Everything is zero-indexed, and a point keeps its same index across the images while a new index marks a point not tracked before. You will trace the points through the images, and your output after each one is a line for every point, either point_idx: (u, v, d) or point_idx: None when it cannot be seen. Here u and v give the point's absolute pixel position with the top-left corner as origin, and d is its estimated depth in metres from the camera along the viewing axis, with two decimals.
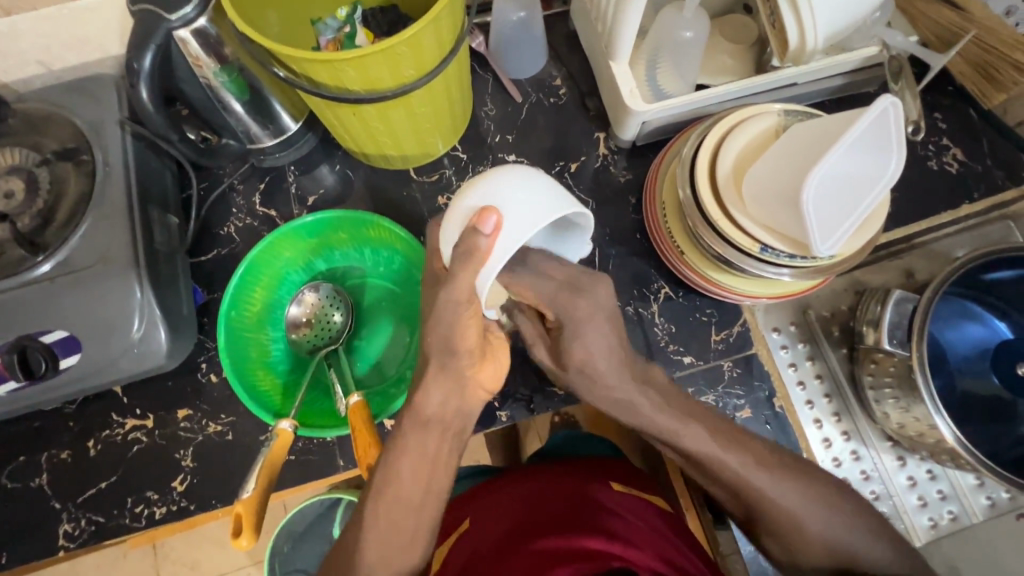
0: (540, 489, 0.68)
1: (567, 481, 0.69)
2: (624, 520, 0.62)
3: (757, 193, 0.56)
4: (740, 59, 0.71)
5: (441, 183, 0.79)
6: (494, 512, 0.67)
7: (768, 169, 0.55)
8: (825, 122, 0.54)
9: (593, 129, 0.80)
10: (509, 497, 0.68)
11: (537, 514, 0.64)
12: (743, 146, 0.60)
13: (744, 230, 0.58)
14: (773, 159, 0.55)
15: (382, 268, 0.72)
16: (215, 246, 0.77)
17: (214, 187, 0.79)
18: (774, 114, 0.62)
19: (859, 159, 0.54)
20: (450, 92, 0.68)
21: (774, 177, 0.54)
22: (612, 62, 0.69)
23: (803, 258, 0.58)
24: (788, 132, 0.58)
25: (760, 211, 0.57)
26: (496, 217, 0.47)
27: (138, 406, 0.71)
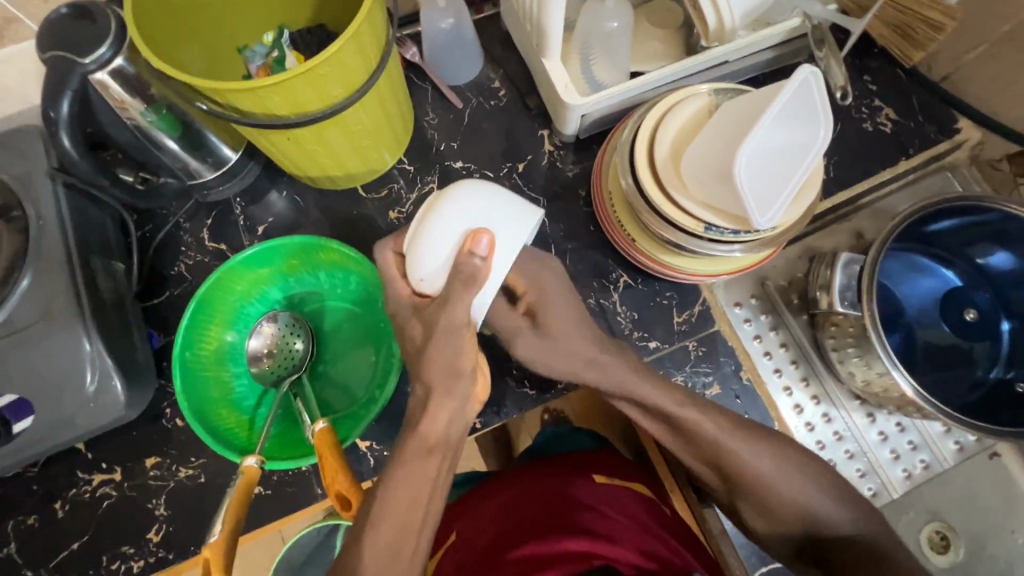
0: (521, 494, 0.68)
1: (549, 479, 0.69)
2: (604, 516, 0.63)
3: (694, 174, 0.57)
4: (670, 43, 0.72)
5: (391, 198, 0.78)
6: (482, 518, 0.68)
7: (703, 150, 0.56)
8: (751, 97, 0.55)
9: (536, 127, 0.80)
10: (493, 506, 0.68)
11: (522, 520, 0.65)
12: (678, 129, 0.61)
13: (688, 212, 0.59)
14: (706, 140, 0.56)
15: (339, 289, 0.71)
16: (167, 288, 0.75)
17: (160, 227, 0.77)
18: (706, 93, 0.63)
19: (789, 130, 0.55)
20: (385, 105, 0.68)
21: (708, 157, 0.55)
22: (545, 59, 0.69)
23: (747, 233, 0.59)
24: (718, 112, 0.59)
25: (701, 191, 0.57)
26: (489, 238, 0.49)
27: (103, 460, 0.69)
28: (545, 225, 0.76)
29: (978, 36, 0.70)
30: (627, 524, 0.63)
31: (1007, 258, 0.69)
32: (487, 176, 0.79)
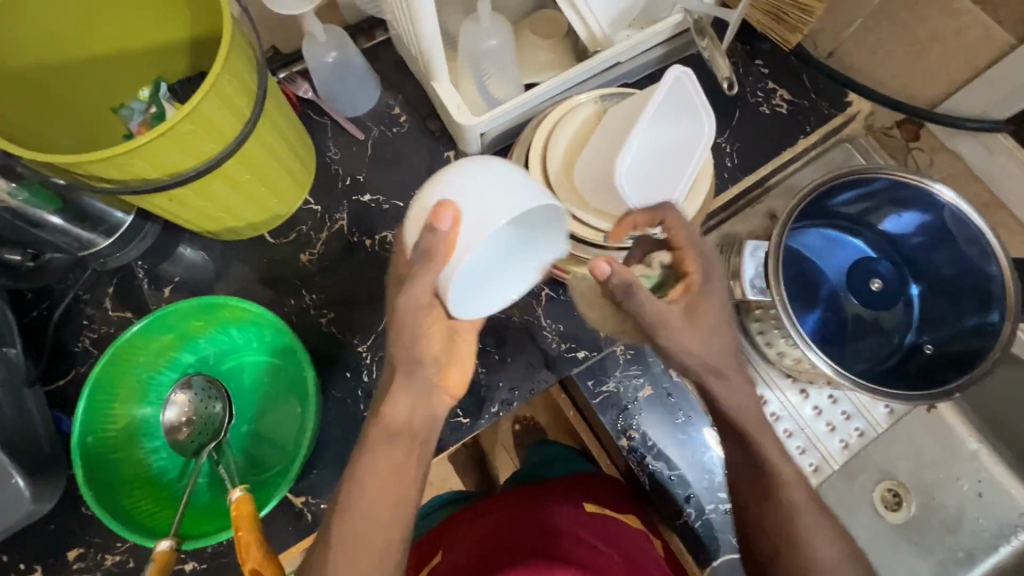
0: (502, 519, 0.68)
1: (533, 503, 0.70)
2: (586, 544, 0.64)
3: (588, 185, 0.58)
4: (560, 52, 0.72)
5: (301, 241, 0.76)
6: (460, 545, 0.68)
7: (590, 162, 0.57)
8: (630, 103, 0.56)
9: (442, 150, 0.79)
10: (471, 532, 0.69)
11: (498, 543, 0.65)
12: (568, 140, 0.62)
13: (587, 222, 0.61)
14: (593, 150, 0.58)
15: (254, 343, 0.68)
16: (74, 366, 0.72)
17: (59, 303, 0.73)
18: (593, 101, 0.63)
19: (669, 130, 0.56)
20: (273, 149, 0.65)
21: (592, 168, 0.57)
22: (434, 82, 0.68)
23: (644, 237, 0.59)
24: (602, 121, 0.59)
25: (596, 201, 0.59)
26: (452, 213, 0.46)
27: (21, 559, 0.65)
28: None
29: (853, 11, 0.72)
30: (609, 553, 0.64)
31: (907, 223, 0.71)
32: (397, 206, 0.77)
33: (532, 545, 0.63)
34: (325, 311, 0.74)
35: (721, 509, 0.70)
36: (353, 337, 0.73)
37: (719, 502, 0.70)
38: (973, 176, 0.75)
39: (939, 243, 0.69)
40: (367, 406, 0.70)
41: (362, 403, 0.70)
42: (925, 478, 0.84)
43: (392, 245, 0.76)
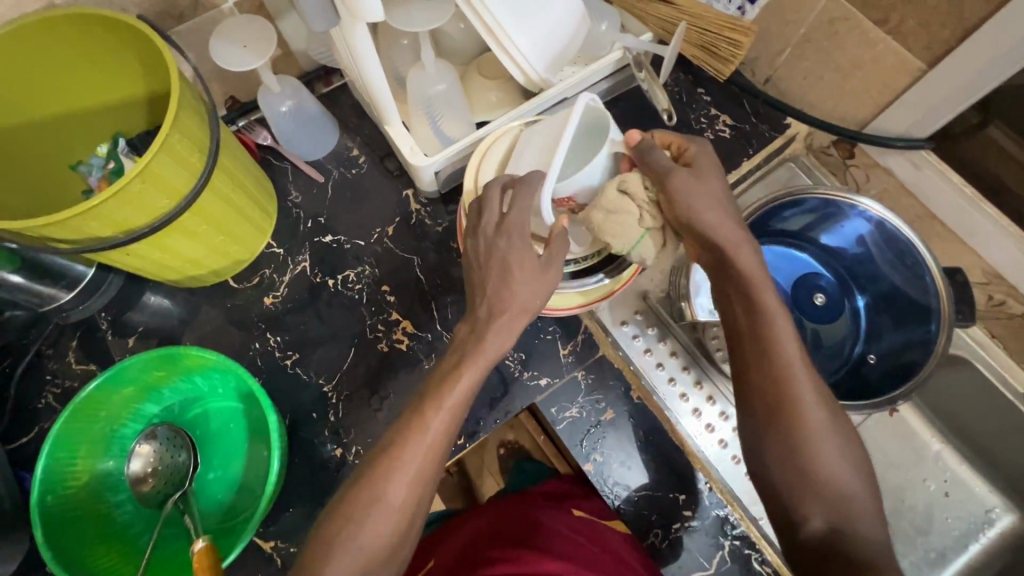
0: (495, 528, 0.68)
1: (521, 510, 0.70)
2: (571, 540, 0.64)
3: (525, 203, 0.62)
4: (506, 92, 0.75)
5: (264, 284, 0.77)
6: (449, 551, 0.67)
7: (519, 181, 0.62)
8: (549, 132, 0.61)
9: (401, 188, 0.81)
10: (458, 539, 0.69)
11: (484, 549, 0.64)
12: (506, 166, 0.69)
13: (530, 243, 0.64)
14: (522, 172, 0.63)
15: (219, 390, 0.69)
16: (36, 423, 0.72)
17: (20, 359, 0.73)
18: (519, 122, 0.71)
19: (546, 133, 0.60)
20: (229, 198, 0.67)
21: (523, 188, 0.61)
22: (386, 125, 0.70)
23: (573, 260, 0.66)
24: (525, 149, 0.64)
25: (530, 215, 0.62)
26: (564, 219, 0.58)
27: None
28: (422, 282, 0.77)
29: (781, 41, 0.77)
30: (597, 552, 0.63)
31: (845, 238, 0.74)
32: (359, 245, 0.79)
33: (517, 550, 0.62)
34: (290, 353, 0.74)
35: (688, 526, 0.71)
36: (318, 376, 0.73)
37: (685, 519, 0.71)
38: (906, 190, 0.79)
39: (876, 257, 0.72)
40: (333, 446, 0.71)
41: (329, 442, 0.71)
42: (891, 481, 0.86)
43: (355, 283, 0.77)
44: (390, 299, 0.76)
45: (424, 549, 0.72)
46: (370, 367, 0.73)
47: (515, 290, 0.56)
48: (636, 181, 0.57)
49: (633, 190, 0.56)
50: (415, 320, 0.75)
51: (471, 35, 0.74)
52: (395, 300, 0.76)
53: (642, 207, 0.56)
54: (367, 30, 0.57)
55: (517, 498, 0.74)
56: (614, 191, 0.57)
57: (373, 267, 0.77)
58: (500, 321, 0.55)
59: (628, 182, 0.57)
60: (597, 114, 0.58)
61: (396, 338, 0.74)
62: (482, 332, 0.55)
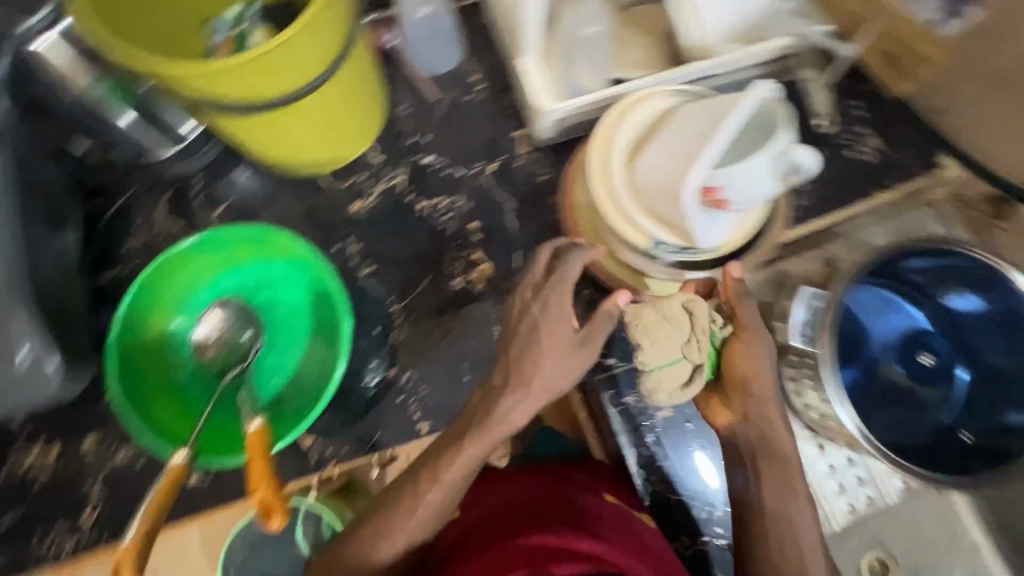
0: (527, 498, 0.66)
1: (552, 485, 0.68)
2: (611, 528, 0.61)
3: (649, 185, 0.55)
4: (651, 54, 0.70)
5: (356, 188, 0.75)
6: (477, 514, 0.65)
7: (653, 160, 0.55)
8: (705, 115, 0.53)
9: (513, 127, 0.77)
10: (487, 503, 0.67)
11: (517, 518, 0.62)
12: (636, 132, 0.60)
13: (633, 224, 0.57)
14: (658, 150, 0.55)
15: (292, 282, 0.68)
16: (118, 264, 0.73)
17: (115, 199, 0.74)
18: (664, 96, 0.61)
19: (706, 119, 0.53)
20: (350, 92, 0.65)
21: (658, 173, 0.54)
22: (521, 57, 0.67)
23: (688, 251, 0.57)
24: (670, 122, 0.57)
25: (650, 200, 0.56)
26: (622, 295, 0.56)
27: (43, 433, 0.68)
28: (512, 229, 0.74)
29: None
30: (638, 544, 0.60)
31: (974, 304, 0.67)
32: (457, 174, 0.76)
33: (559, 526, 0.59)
34: (366, 264, 0.73)
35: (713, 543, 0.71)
36: (388, 295, 0.73)
37: (713, 536, 0.71)
38: None
39: (1002, 331, 0.65)
40: (388, 366, 0.71)
41: (385, 361, 0.71)
42: None
43: (444, 213, 0.74)
44: (476, 238, 0.74)
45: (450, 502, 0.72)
46: (442, 299, 0.72)
47: (536, 371, 0.53)
48: (703, 314, 0.56)
49: (697, 312, 0.56)
50: (495, 266, 0.73)
51: None
52: (480, 240, 0.74)
53: (696, 336, 0.55)
54: None
55: (549, 468, 0.71)
56: (680, 304, 0.56)
57: (467, 202, 0.75)
58: (518, 384, 0.54)
59: (694, 310, 0.57)
60: (768, 110, 0.52)
61: (473, 278, 0.73)
62: (540, 356, 0.53)
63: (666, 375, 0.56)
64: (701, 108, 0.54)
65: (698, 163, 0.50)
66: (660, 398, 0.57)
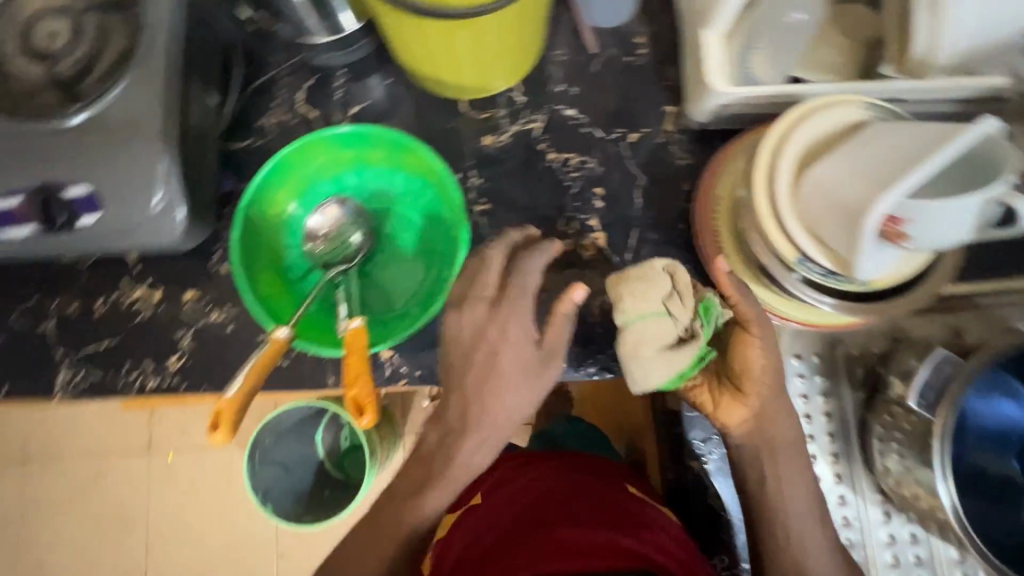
0: (550, 488, 0.71)
1: (573, 477, 0.73)
2: (634, 524, 0.66)
3: (821, 196, 0.51)
4: (846, 58, 0.65)
5: (491, 123, 0.73)
6: (506, 499, 0.71)
7: (836, 171, 0.50)
8: (910, 138, 0.49)
9: (664, 102, 0.73)
10: (513, 490, 0.72)
11: (544, 513, 0.68)
12: (815, 138, 0.55)
13: (786, 235, 0.54)
14: (842, 162, 0.51)
15: (410, 199, 0.69)
16: (250, 136, 0.74)
17: (260, 73, 0.75)
18: (857, 108, 0.56)
19: (910, 142, 0.48)
20: (522, 23, 0.62)
21: (839, 185, 0.49)
22: (705, 28, 0.63)
23: (836, 278, 0.54)
24: (861, 137, 0.52)
25: (816, 213, 0.52)
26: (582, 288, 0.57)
27: (150, 277, 0.71)
28: (636, 206, 0.71)
29: None
30: (661, 539, 0.65)
31: None
32: (595, 135, 0.73)
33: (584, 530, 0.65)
34: (482, 200, 0.72)
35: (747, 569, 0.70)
36: (496, 237, 0.71)
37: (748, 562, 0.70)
38: None
39: None
40: None
41: None
42: None
43: (573, 170, 0.72)
44: (597, 205, 0.71)
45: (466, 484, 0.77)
46: None
47: (502, 399, 0.58)
48: (685, 274, 0.56)
49: (679, 277, 0.55)
50: (609, 238, 0.71)
51: None
52: (602, 207, 0.71)
53: (680, 292, 0.55)
54: None
55: (571, 460, 0.75)
56: (664, 271, 0.56)
57: (597, 166, 0.72)
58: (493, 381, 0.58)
59: (675, 272, 0.56)
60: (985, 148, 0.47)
61: (583, 244, 0.71)
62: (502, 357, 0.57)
63: (655, 347, 0.55)
64: (904, 132, 0.50)
65: (896, 187, 0.45)
66: (657, 375, 0.55)
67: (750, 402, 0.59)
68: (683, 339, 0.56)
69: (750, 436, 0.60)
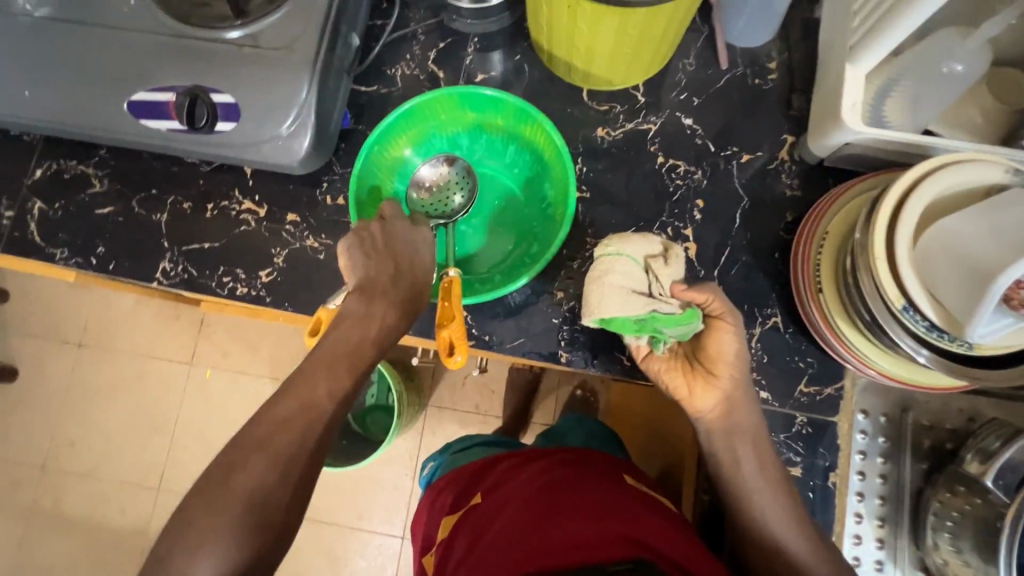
0: (550, 478, 0.66)
1: (574, 468, 0.68)
2: (634, 510, 0.60)
3: (942, 249, 0.50)
4: (990, 122, 0.63)
5: (608, 116, 0.75)
6: (507, 490, 0.66)
7: (966, 228, 0.49)
8: None
9: (783, 130, 0.73)
10: (516, 481, 0.67)
11: (548, 500, 0.62)
12: (950, 191, 0.54)
13: (898, 281, 0.53)
14: (973, 219, 0.50)
15: (515, 170, 0.78)
16: (378, 83, 0.78)
17: (399, 26, 0.79)
18: (1002, 170, 0.54)
19: None
20: (668, 27, 0.63)
21: (965, 244, 0.48)
22: (849, 64, 0.63)
23: (941, 336, 0.53)
24: (1001, 200, 0.51)
25: (931, 266, 0.51)
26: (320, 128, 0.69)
27: (259, 193, 0.76)
28: (733, 226, 0.71)
29: None
30: (666, 530, 0.58)
31: None
32: (707, 148, 0.73)
33: (584, 517, 0.58)
34: (583, 188, 0.73)
35: None
36: (589, 226, 0.72)
37: None
38: None
39: None
40: (558, 287, 0.71)
41: (556, 281, 0.71)
42: None
43: (678, 178, 0.73)
44: (695, 216, 0.72)
45: (468, 486, 0.73)
46: None
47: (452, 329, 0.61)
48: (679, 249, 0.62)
49: (672, 250, 0.61)
50: (700, 252, 0.71)
51: (1010, 40, 0.61)
52: (699, 220, 0.72)
53: (668, 254, 0.61)
54: None
55: (573, 455, 0.71)
56: (660, 242, 0.62)
57: (703, 179, 0.73)
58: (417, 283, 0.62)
59: (669, 247, 0.62)
60: None
61: None
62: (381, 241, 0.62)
63: (623, 284, 0.60)
64: None
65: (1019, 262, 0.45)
66: (613, 304, 0.59)
67: (721, 386, 0.62)
68: (654, 298, 0.60)
69: (720, 418, 0.63)
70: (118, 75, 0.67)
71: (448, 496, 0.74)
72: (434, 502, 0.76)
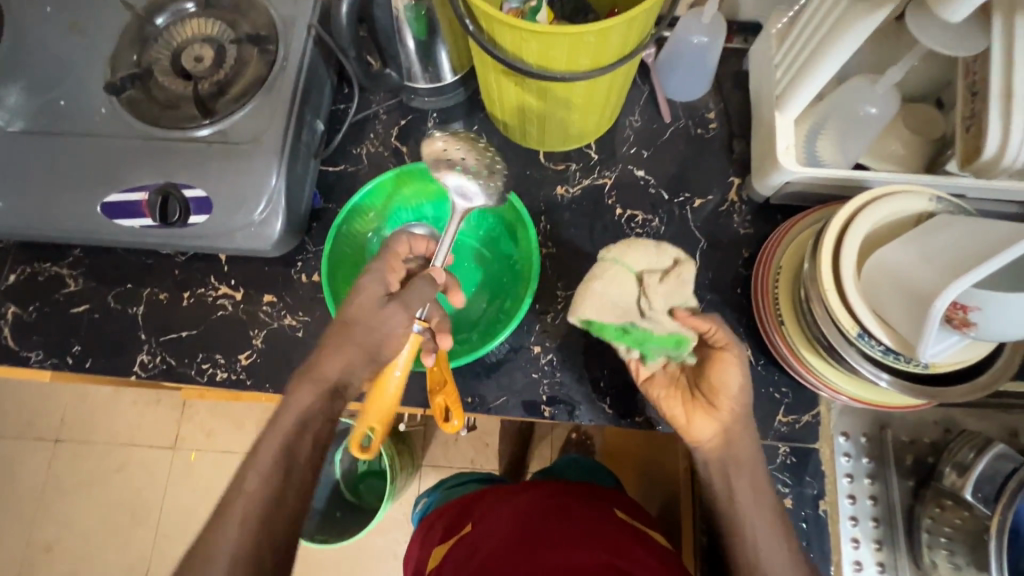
0: (537, 509, 0.66)
1: (562, 498, 0.68)
2: (619, 540, 0.61)
3: (885, 278, 0.54)
4: (913, 152, 0.68)
5: (565, 174, 0.79)
6: (493, 521, 0.66)
7: (903, 258, 0.53)
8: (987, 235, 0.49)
9: (729, 173, 0.78)
10: (503, 512, 0.67)
11: (534, 531, 0.63)
12: (885, 222, 0.58)
13: (850, 310, 0.56)
14: (910, 248, 0.53)
15: (481, 232, 0.80)
16: (344, 162, 0.82)
17: (362, 109, 0.83)
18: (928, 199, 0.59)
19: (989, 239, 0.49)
20: (609, 92, 0.69)
21: (904, 272, 0.51)
22: (778, 112, 0.68)
23: (896, 358, 0.56)
24: (934, 228, 0.54)
25: (877, 294, 0.55)
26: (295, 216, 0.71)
27: (234, 278, 0.77)
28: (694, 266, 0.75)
29: None
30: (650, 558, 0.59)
31: None
32: (661, 196, 0.78)
33: (568, 548, 0.59)
34: (548, 244, 0.76)
35: None
36: (558, 279, 0.75)
37: None
38: None
39: None
40: (535, 342, 0.73)
41: (532, 336, 0.73)
42: None
43: (637, 227, 0.76)
44: None
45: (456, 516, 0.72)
46: None
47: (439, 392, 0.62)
48: (690, 266, 0.60)
49: (682, 265, 0.60)
50: None
51: (917, 79, 0.68)
52: None
53: (672, 270, 0.60)
54: (858, 38, 0.57)
55: (564, 486, 0.71)
56: (670, 255, 0.60)
57: (660, 225, 0.76)
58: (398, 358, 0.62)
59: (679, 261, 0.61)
60: None
61: None
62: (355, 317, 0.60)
63: (611, 292, 0.60)
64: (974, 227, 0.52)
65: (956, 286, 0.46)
66: (593, 309, 0.59)
67: (720, 418, 0.61)
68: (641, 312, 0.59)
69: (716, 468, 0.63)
70: (90, 179, 0.70)
71: (438, 529, 0.73)
72: (424, 536, 0.75)
